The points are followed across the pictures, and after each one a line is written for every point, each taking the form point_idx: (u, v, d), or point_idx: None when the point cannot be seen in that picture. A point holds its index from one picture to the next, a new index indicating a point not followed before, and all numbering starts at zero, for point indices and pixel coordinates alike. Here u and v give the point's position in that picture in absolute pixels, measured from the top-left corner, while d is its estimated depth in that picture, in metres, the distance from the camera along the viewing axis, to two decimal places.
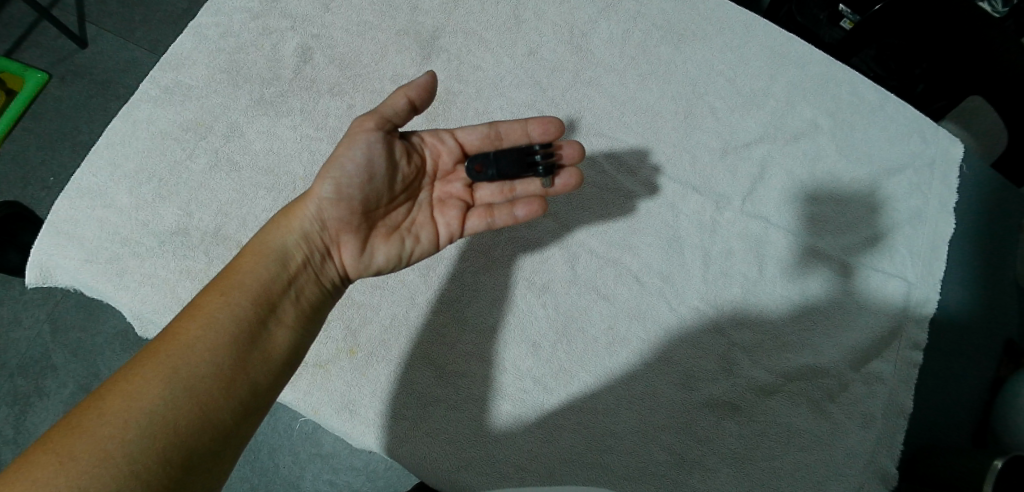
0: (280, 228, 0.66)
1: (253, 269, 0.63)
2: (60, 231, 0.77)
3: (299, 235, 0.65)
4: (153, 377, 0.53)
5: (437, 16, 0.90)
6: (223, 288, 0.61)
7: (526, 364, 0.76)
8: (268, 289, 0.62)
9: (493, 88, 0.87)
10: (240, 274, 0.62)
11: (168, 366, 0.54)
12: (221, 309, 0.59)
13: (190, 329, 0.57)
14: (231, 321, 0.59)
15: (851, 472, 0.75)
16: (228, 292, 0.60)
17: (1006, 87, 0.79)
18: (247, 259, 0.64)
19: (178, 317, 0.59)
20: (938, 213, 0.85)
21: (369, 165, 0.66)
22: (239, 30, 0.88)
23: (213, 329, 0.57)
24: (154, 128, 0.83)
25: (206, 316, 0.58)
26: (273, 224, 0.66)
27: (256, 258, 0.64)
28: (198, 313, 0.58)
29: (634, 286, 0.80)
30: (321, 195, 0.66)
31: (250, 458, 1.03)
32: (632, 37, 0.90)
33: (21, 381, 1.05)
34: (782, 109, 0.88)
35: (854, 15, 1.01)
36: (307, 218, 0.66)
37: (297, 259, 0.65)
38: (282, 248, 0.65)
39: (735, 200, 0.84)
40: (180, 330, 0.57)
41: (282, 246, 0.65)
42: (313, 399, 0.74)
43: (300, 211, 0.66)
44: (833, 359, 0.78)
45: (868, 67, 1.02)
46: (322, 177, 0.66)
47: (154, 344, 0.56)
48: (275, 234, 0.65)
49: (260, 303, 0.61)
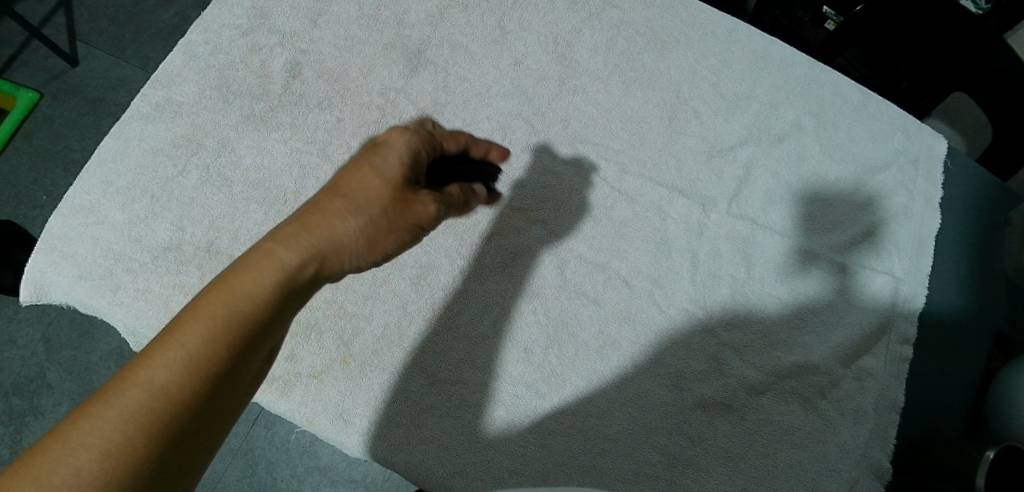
0: (293, 260, 0.53)
1: (258, 317, 0.51)
2: (55, 248, 0.78)
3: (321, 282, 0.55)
4: (145, 435, 0.45)
5: (423, 29, 0.91)
6: (220, 340, 0.49)
7: (518, 368, 0.77)
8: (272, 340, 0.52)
9: (480, 98, 0.88)
10: (253, 318, 0.51)
11: (145, 446, 0.45)
12: (221, 374, 0.48)
13: (178, 399, 0.46)
14: (232, 386, 0.50)
15: (844, 469, 0.76)
16: (230, 349, 0.49)
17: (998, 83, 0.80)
18: (252, 296, 0.51)
19: (153, 366, 0.46)
20: (924, 209, 0.86)
21: (414, 239, 0.61)
22: (228, 47, 0.89)
23: (209, 398, 0.48)
24: (146, 145, 0.83)
25: (211, 367, 0.48)
26: (279, 252, 0.53)
27: (268, 293, 0.51)
28: (185, 356, 0.47)
29: (623, 290, 0.81)
30: (369, 251, 0.57)
31: (249, 472, 1.06)
32: (616, 45, 0.92)
33: (16, 400, 1.05)
34: (767, 111, 0.89)
35: (838, 16, 1.03)
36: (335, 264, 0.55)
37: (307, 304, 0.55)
38: (295, 294, 0.53)
39: (721, 203, 0.85)
40: (156, 378, 0.46)
41: (304, 292, 0.54)
42: (307, 410, 0.74)
43: (336, 259, 0.55)
44: (822, 356, 0.79)
45: (854, 67, 1.07)
46: (370, 227, 0.57)
47: (118, 409, 0.44)
48: (289, 271, 0.53)
49: (265, 346, 0.52)
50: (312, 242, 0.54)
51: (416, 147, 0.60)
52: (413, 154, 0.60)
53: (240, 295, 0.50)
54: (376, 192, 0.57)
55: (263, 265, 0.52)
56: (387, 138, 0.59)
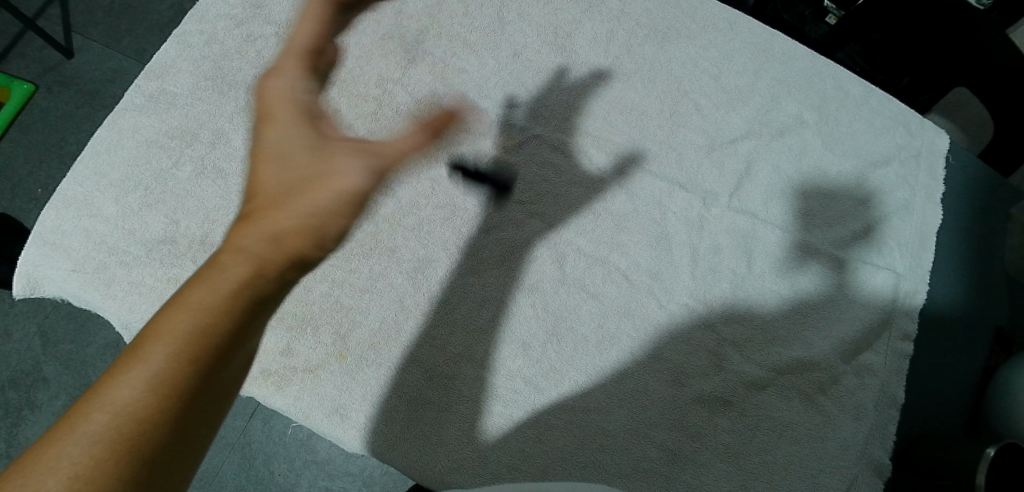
0: (250, 264, 0.46)
1: (220, 315, 0.42)
2: (48, 242, 0.77)
3: (283, 272, 0.46)
4: (110, 465, 0.37)
5: (420, 19, 0.90)
6: (186, 347, 0.41)
7: (516, 363, 0.76)
8: (246, 337, 0.44)
9: (478, 90, 0.87)
10: (217, 321, 0.42)
11: (123, 470, 0.37)
12: (191, 378, 0.40)
13: (144, 417, 0.38)
14: (211, 397, 0.41)
15: (844, 465, 0.75)
16: (196, 346, 0.41)
17: (1001, 77, 0.80)
18: (204, 302, 0.43)
19: (113, 386, 0.39)
20: (925, 204, 0.86)
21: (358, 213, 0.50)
22: (223, 38, 0.87)
23: (182, 410, 0.39)
24: (140, 137, 0.82)
25: (180, 379, 0.40)
26: (224, 250, 0.45)
27: (225, 295, 0.43)
28: (143, 373, 0.39)
29: (623, 284, 0.80)
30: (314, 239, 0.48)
31: (246, 466, 1.06)
32: (616, 37, 0.91)
33: (12, 394, 1.04)
34: (768, 105, 0.88)
35: (839, 10, 1.01)
36: (291, 249, 0.47)
37: (278, 299, 0.47)
38: (257, 286, 0.45)
39: (722, 196, 0.84)
40: (121, 398, 0.38)
41: (266, 286, 0.46)
42: (303, 405, 0.74)
43: (287, 253, 0.47)
44: (823, 352, 0.79)
45: (855, 61, 1.06)
46: (301, 206, 0.48)
47: (73, 439, 0.37)
48: (242, 264, 0.45)
49: (244, 345, 0.43)
50: (260, 234, 0.47)
51: (298, 106, 0.53)
52: (304, 117, 0.52)
53: (187, 295, 0.42)
54: (296, 173, 0.49)
55: (214, 275, 0.44)
56: (272, 110, 0.53)
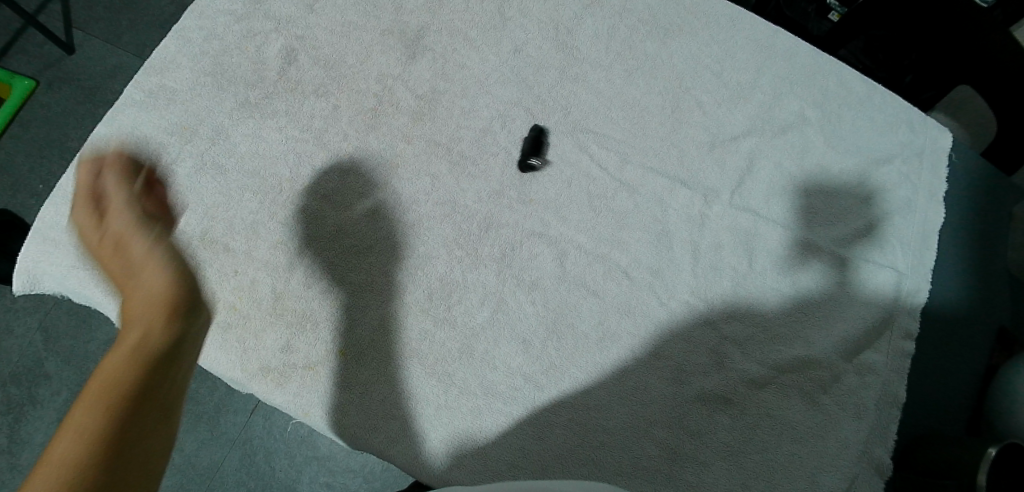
0: (142, 334, 0.49)
1: (110, 374, 0.46)
2: (48, 238, 0.77)
3: (134, 327, 0.50)
4: None
5: (421, 15, 0.90)
6: (91, 407, 0.43)
7: (516, 360, 0.76)
8: (153, 387, 0.46)
9: (478, 86, 0.87)
10: (123, 375, 0.46)
11: None
12: (110, 426, 0.42)
13: (72, 462, 0.40)
14: (131, 444, 0.43)
15: (845, 464, 0.75)
16: (111, 398, 0.44)
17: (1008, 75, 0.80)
18: (122, 352, 0.48)
19: (44, 457, 0.40)
20: (927, 202, 0.85)
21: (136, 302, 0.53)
22: (222, 33, 0.87)
23: (102, 456, 0.41)
24: (140, 133, 0.82)
25: (97, 434, 0.42)
26: (121, 337, 0.49)
27: (131, 354, 0.47)
28: (73, 436, 0.41)
29: (623, 281, 0.80)
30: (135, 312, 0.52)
31: (247, 462, 1.06)
32: (618, 33, 0.90)
33: (14, 390, 1.04)
34: (770, 102, 0.88)
35: (842, 7, 1.01)
36: (158, 310, 0.51)
37: (179, 348, 0.50)
38: (149, 346, 0.49)
39: (724, 194, 0.84)
40: (54, 455, 0.40)
41: (158, 342, 0.49)
42: (303, 401, 0.73)
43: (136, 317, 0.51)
44: (825, 350, 0.79)
45: (857, 58, 1.03)
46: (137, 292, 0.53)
47: None
48: (132, 335, 0.49)
49: (154, 400, 0.45)
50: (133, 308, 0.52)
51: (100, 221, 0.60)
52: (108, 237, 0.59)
53: (92, 379, 0.45)
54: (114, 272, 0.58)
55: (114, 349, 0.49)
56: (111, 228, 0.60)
